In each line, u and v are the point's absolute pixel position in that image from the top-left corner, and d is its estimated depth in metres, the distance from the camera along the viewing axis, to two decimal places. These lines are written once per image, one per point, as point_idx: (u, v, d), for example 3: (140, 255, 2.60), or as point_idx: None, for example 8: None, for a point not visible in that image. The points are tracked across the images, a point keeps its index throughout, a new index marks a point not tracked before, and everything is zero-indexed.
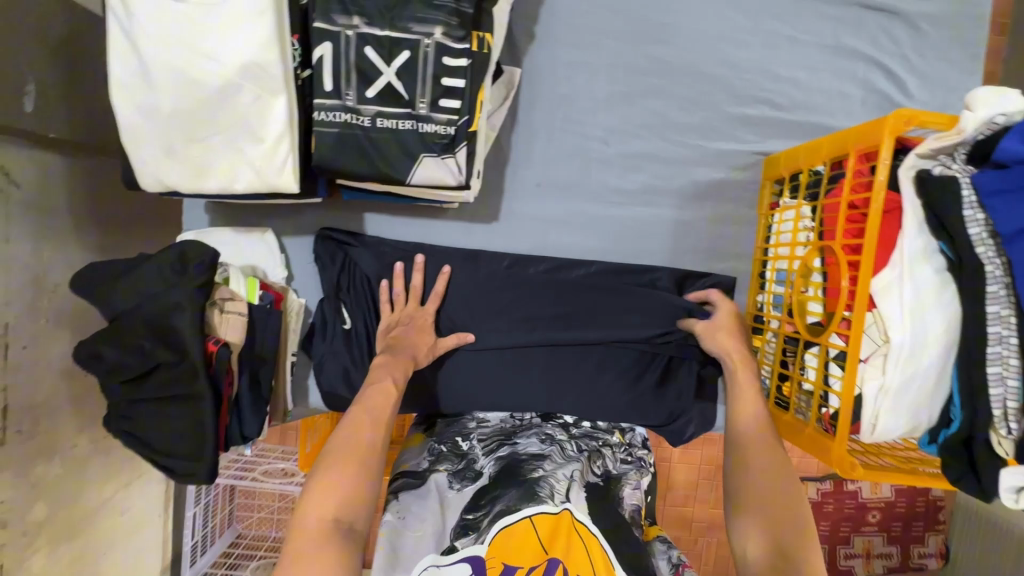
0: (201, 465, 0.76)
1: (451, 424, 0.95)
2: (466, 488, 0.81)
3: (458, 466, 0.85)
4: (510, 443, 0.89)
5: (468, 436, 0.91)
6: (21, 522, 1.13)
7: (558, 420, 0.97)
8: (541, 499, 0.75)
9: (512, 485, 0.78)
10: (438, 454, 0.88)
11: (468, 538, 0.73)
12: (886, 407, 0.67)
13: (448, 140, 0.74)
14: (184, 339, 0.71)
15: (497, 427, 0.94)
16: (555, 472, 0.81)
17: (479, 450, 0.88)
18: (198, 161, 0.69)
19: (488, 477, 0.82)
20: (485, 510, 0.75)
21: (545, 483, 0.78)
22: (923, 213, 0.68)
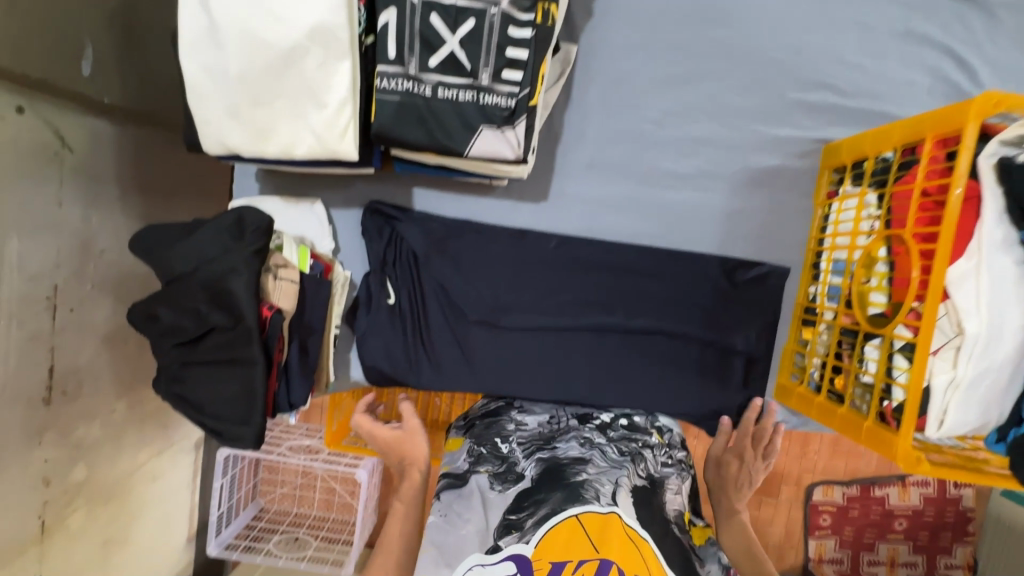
0: (249, 430, 0.76)
1: (489, 425, 0.85)
2: (510, 491, 0.72)
3: (500, 469, 0.76)
4: (550, 447, 0.79)
5: (507, 439, 0.81)
6: (62, 481, 1.16)
7: (595, 423, 0.87)
8: (586, 500, 0.66)
9: (556, 488, 0.69)
10: (478, 455, 0.79)
11: (512, 538, 0.65)
12: (956, 401, 0.65)
13: (509, 112, 0.73)
14: (239, 303, 0.70)
15: (536, 431, 0.84)
16: (600, 477, 0.71)
17: (519, 454, 0.78)
18: (262, 124, 0.69)
19: (531, 480, 0.72)
20: (530, 511, 0.67)
21: (590, 485, 0.68)
22: (1004, 201, 0.65)
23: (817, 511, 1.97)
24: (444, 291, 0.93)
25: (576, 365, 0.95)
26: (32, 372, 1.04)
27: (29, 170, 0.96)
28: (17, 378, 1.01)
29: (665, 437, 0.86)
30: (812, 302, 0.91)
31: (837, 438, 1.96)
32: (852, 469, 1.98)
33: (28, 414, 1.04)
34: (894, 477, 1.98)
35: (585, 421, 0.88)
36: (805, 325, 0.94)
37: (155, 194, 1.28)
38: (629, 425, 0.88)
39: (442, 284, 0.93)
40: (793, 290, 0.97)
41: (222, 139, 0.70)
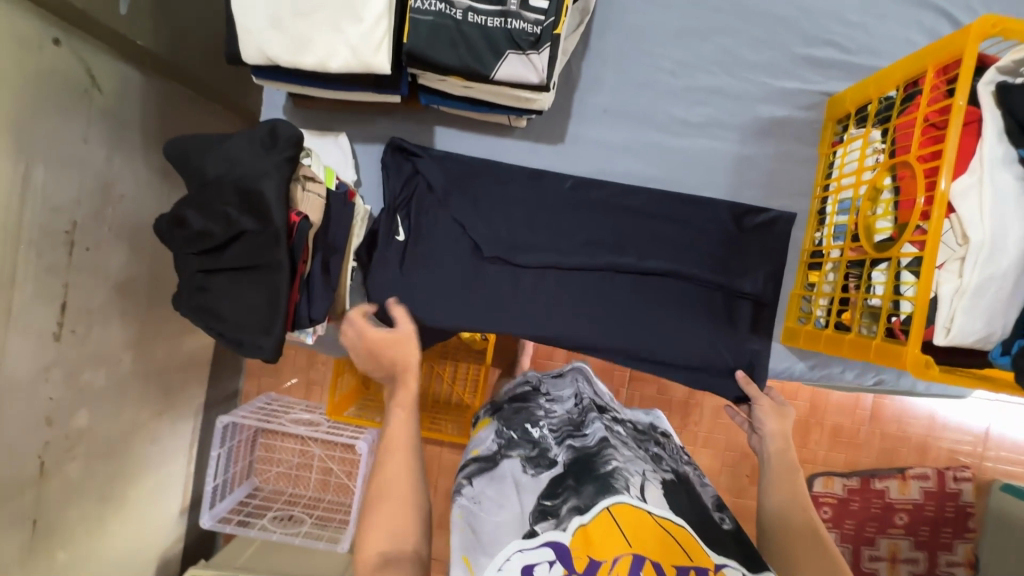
0: (269, 338, 0.77)
1: (518, 412, 1.01)
2: (541, 473, 0.84)
3: (532, 454, 0.89)
4: (579, 433, 0.92)
5: (537, 424, 0.97)
6: (65, 426, 1.14)
7: (610, 416, 1.05)
8: (617, 490, 0.73)
9: (588, 479, 0.77)
10: (510, 440, 0.92)
11: (547, 523, 0.73)
12: (963, 308, 0.67)
13: (535, 38, 0.77)
14: (268, 205, 0.72)
15: (564, 418, 1.01)
16: (628, 465, 0.79)
17: (551, 439, 0.92)
18: (301, 33, 0.72)
19: (563, 464, 0.83)
20: (563, 500, 0.76)
21: (620, 475, 0.76)
22: (1003, 121, 0.69)
23: (818, 502, 1.96)
24: (462, 229, 0.95)
25: (588, 303, 0.96)
26: (46, 305, 1.04)
27: (60, 102, 0.99)
28: (31, 308, 1.01)
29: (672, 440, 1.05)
30: (818, 245, 0.94)
31: (837, 429, 1.97)
32: (853, 461, 1.98)
33: (37, 347, 1.04)
34: (894, 469, 1.98)
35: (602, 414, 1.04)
36: (811, 270, 0.97)
37: None
38: (638, 426, 1.08)
39: (460, 221, 0.94)
40: (799, 237, 1.00)
41: (261, 48, 0.73)
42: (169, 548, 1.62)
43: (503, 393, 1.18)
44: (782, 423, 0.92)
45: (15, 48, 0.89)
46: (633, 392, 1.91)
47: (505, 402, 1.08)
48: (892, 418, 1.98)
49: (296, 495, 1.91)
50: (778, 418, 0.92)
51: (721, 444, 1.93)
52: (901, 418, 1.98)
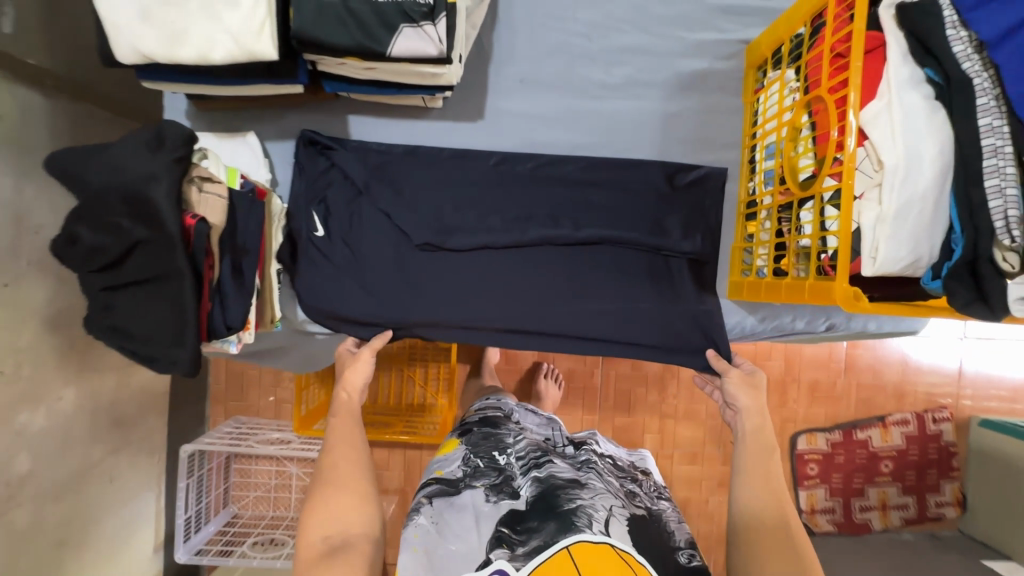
0: (184, 350, 0.73)
1: (488, 437, 1.06)
2: (502, 502, 0.89)
3: (495, 480, 0.94)
4: (545, 464, 0.97)
5: (504, 452, 1.01)
6: (3, 472, 1.09)
7: (590, 446, 1.07)
8: (578, 529, 0.80)
9: (549, 518, 0.83)
10: (476, 469, 0.97)
11: (501, 551, 0.80)
12: (886, 235, 0.65)
13: (428, 8, 0.73)
14: (158, 209, 0.68)
15: (531, 444, 1.04)
16: (593, 502, 0.86)
17: (517, 469, 0.97)
18: (174, 25, 0.68)
19: (525, 500, 0.89)
20: (523, 538, 0.81)
21: (583, 513, 0.83)
22: (907, 43, 0.68)
23: (804, 460, 1.97)
24: (388, 218, 0.92)
25: (527, 280, 0.94)
26: None
27: None
28: None
29: (651, 479, 1.05)
30: (751, 195, 0.93)
31: (814, 384, 1.97)
32: (833, 414, 1.98)
33: None
34: (874, 418, 1.98)
35: (578, 446, 1.07)
36: (749, 221, 0.95)
37: None
38: (617, 463, 1.05)
39: (385, 211, 0.91)
40: (734, 190, 0.98)
41: (133, 45, 0.68)
42: None
43: (474, 412, 1.21)
44: (756, 394, 0.93)
45: None
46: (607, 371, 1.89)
47: (476, 424, 1.12)
48: (866, 367, 1.99)
49: (278, 517, 1.85)
50: (750, 390, 0.93)
51: (702, 414, 1.93)
52: (875, 367, 1.99)
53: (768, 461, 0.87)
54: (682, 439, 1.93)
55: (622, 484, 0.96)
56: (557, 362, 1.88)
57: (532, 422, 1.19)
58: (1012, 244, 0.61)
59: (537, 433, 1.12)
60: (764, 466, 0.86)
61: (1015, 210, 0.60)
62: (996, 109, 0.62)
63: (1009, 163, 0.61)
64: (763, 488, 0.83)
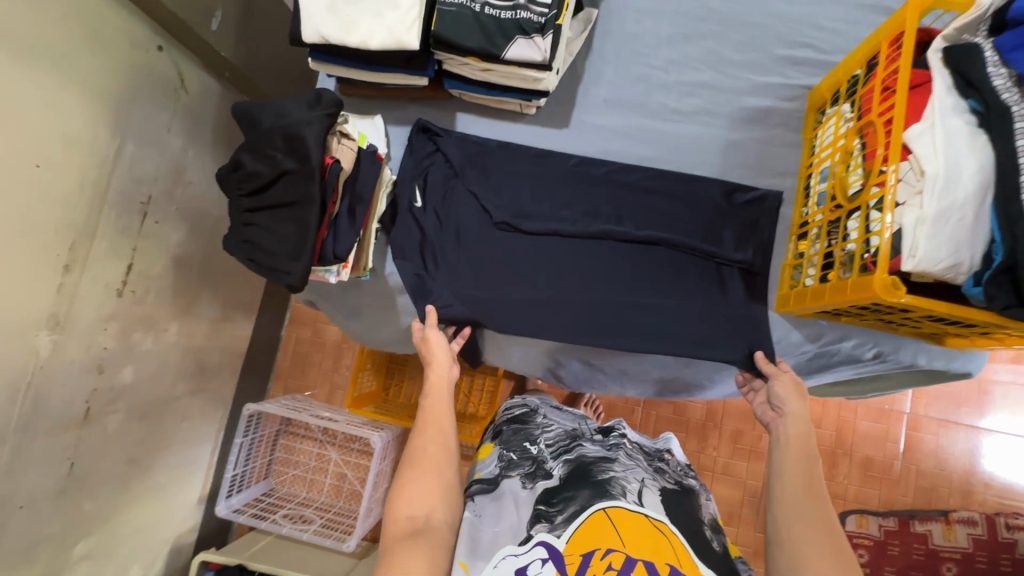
0: (298, 263, 0.88)
1: (519, 432, 1.09)
2: (537, 485, 0.93)
3: (529, 470, 0.98)
4: (576, 447, 1.03)
5: (535, 442, 1.05)
6: (112, 378, 1.26)
7: (619, 430, 1.12)
8: (612, 495, 0.86)
9: (583, 487, 0.89)
10: (510, 461, 1.01)
11: (541, 526, 0.84)
12: (925, 233, 0.72)
13: (540, 26, 0.93)
14: (307, 145, 0.87)
15: (560, 433, 1.09)
16: (624, 474, 0.92)
17: (548, 454, 1.01)
18: (350, 17, 0.90)
19: (559, 477, 0.94)
20: (560, 508, 0.86)
21: (616, 483, 0.89)
22: (951, 79, 0.77)
23: (852, 544, 1.82)
24: (475, 198, 1.07)
25: (589, 268, 1.04)
26: (114, 262, 1.20)
27: (153, 95, 1.21)
28: (102, 262, 1.17)
29: (674, 458, 1.13)
30: (804, 216, 1.01)
31: (868, 462, 1.86)
32: (888, 498, 1.85)
33: (101, 297, 1.18)
34: (936, 512, 1.83)
35: (605, 429, 1.14)
36: (800, 240, 1.02)
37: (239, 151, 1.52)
38: (646, 448, 1.13)
39: (474, 191, 1.07)
40: (789, 214, 1.07)
41: (317, 29, 0.91)
42: (182, 535, 1.65)
43: (501, 413, 1.23)
44: (804, 402, 0.94)
45: (126, 46, 1.12)
46: (647, 410, 1.90)
47: (503, 423, 1.15)
48: (928, 454, 1.85)
49: (309, 499, 1.92)
50: (799, 397, 0.94)
51: (742, 473, 1.86)
52: (939, 455, 1.85)
53: (810, 463, 0.86)
54: (720, 495, 1.86)
55: (650, 462, 1.04)
56: (598, 393, 1.91)
57: (560, 416, 1.22)
58: None
59: (562, 422, 1.16)
60: (804, 467, 0.86)
61: None
62: None
63: None
64: (805, 489, 0.83)
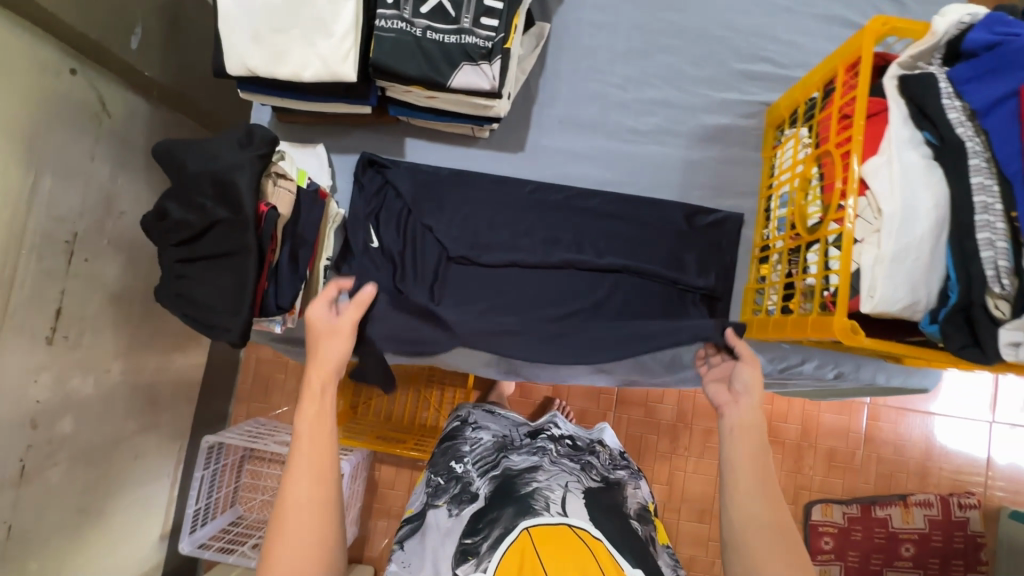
0: (237, 319, 0.82)
1: (447, 450, 1.19)
2: (463, 509, 1.03)
3: (455, 493, 1.08)
4: (502, 460, 1.13)
5: (461, 459, 1.15)
6: (48, 430, 1.17)
7: (547, 433, 1.26)
8: (536, 511, 0.93)
9: (507, 505, 0.96)
10: (438, 486, 1.11)
11: (469, 562, 0.89)
12: (883, 275, 0.71)
13: (487, 51, 0.87)
14: (239, 194, 0.80)
15: (487, 447, 1.18)
16: (547, 485, 1.01)
17: (474, 473, 1.11)
18: (277, 47, 0.82)
19: (483, 496, 1.03)
20: (485, 535, 0.92)
21: (540, 497, 0.96)
22: (906, 108, 0.76)
23: (818, 532, 1.88)
24: (429, 231, 1.02)
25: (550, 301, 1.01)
26: (40, 309, 1.10)
27: (71, 123, 1.10)
28: (26, 311, 1.07)
29: (607, 450, 1.32)
30: (765, 240, 0.99)
31: (832, 453, 1.92)
32: (851, 487, 1.91)
33: (28, 348, 1.09)
34: (894, 496, 1.90)
35: (534, 433, 1.27)
36: (761, 264, 1.01)
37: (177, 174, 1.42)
38: (573, 443, 1.27)
39: (428, 224, 1.01)
40: (750, 236, 1.05)
41: (242, 60, 0.82)
42: None
43: None
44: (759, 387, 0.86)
45: (34, 73, 1.00)
46: (619, 416, 1.90)
47: (439, 443, 1.25)
48: (887, 441, 1.92)
49: None
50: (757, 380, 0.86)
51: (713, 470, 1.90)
52: (896, 441, 1.92)
53: (760, 456, 0.80)
54: (692, 494, 1.89)
55: (577, 460, 1.19)
56: (569, 400, 1.91)
57: (493, 422, 1.30)
58: (1002, 293, 0.66)
59: (494, 432, 1.24)
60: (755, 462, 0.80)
61: (1005, 260, 0.66)
62: (987, 170, 0.68)
63: (999, 218, 0.67)
64: (757, 489, 0.77)
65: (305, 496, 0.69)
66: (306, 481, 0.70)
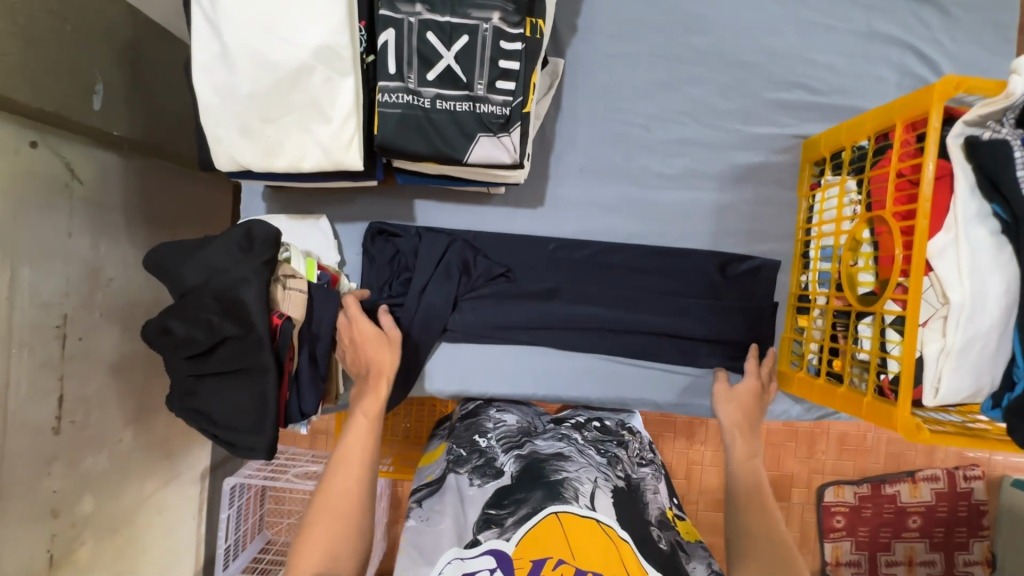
0: (262, 438, 0.77)
1: (468, 425, 0.96)
2: (487, 484, 0.82)
3: (478, 464, 0.87)
4: (528, 443, 0.89)
5: (485, 435, 0.92)
6: (70, 514, 1.13)
7: (569, 421, 1.00)
8: (564, 499, 0.74)
9: (536, 487, 0.77)
10: (460, 457, 0.90)
11: (491, 531, 0.73)
12: (948, 368, 0.68)
13: (504, 120, 0.77)
14: (250, 312, 0.73)
15: (515, 426, 0.95)
16: (578, 474, 0.80)
17: (498, 449, 0.89)
18: (271, 139, 0.73)
19: (511, 476, 0.82)
20: (511, 511, 0.75)
21: (569, 485, 0.76)
22: (975, 177, 0.69)
23: (830, 512, 1.91)
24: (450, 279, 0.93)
25: (577, 363, 0.99)
26: (42, 402, 1.04)
27: (42, 201, 0.98)
28: (27, 407, 1.01)
29: (636, 438, 1.01)
30: (804, 290, 0.95)
31: (843, 436, 1.94)
32: (861, 468, 1.94)
33: (36, 441, 1.04)
34: (903, 473, 1.92)
35: (561, 420, 1.01)
36: (799, 313, 0.97)
37: (161, 223, 1.31)
38: (602, 427, 1.01)
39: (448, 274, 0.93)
40: (786, 280, 1.00)
41: (232, 156, 0.74)
42: None
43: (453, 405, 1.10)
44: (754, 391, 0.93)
45: None
46: None
47: (459, 418, 1.01)
48: None
49: None
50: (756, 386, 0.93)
51: None
52: None
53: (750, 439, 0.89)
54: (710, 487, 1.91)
55: (601, 452, 0.91)
56: None
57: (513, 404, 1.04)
58: None
59: (520, 416, 0.99)
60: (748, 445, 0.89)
61: None
62: None
63: None
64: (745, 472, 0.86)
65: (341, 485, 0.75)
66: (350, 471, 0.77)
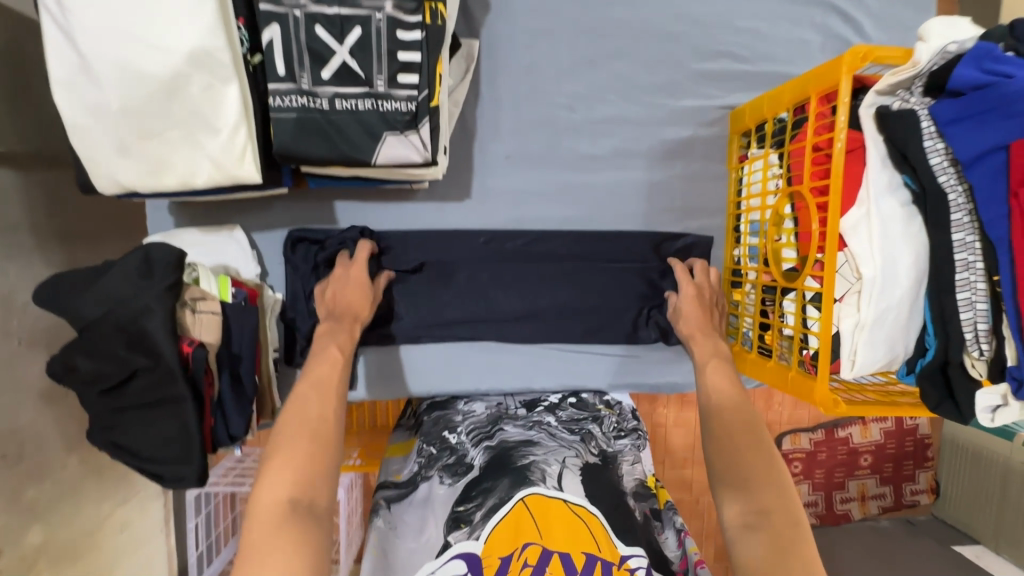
0: (190, 467, 0.75)
1: (437, 421, 0.91)
2: (457, 482, 0.78)
3: (448, 462, 0.82)
4: (497, 431, 0.86)
5: (455, 430, 0.88)
6: (17, 548, 1.09)
7: (543, 404, 0.96)
8: (530, 482, 0.72)
9: (503, 475, 0.74)
10: (430, 458, 0.84)
11: (460, 532, 0.69)
12: (863, 342, 0.69)
13: (411, 116, 0.73)
14: (157, 343, 0.70)
15: (484, 416, 0.91)
16: (547, 457, 0.78)
17: (469, 443, 0.85)
18: (154, 155, 0.68)
19: (478, 468, 0.78)
20: (479, 503, 0.71)
21: (536, 468, 0.75)
22: (886, 148, 0.69)
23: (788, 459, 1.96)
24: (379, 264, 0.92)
25: (519, 354, 0.99)
26: None
27: None
28: None
29: (614, 411, 0.97)
30: (736, 265, 0.95)
31: None
32: (815, 415, 2.01)
33: None
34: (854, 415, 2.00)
35: (533, 404, 0.96)
36: (733, 287, 0.98)
37: (73, 237, 1.22)
38: (578, 403, 0.97)
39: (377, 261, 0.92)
40: (720, 255, 1.00)
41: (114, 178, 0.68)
42: None
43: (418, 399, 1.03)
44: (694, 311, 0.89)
45: None
46: None
47: (424, 412, 0.96)
48: None
49: None
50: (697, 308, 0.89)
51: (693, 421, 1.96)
52: None
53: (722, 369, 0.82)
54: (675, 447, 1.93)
55: (574, 430, 0.88)
56: None
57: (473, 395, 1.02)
58: (980, 356, 0.65)
59: (488, 404, 0.96)
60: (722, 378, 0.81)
61: (985, 324, 0.63)
62: (970, 226, 0.64)
63: (979, 278, 0.63)
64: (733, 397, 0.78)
65: (314, 412, 0.68)
66: (317, 391, 0.71)
